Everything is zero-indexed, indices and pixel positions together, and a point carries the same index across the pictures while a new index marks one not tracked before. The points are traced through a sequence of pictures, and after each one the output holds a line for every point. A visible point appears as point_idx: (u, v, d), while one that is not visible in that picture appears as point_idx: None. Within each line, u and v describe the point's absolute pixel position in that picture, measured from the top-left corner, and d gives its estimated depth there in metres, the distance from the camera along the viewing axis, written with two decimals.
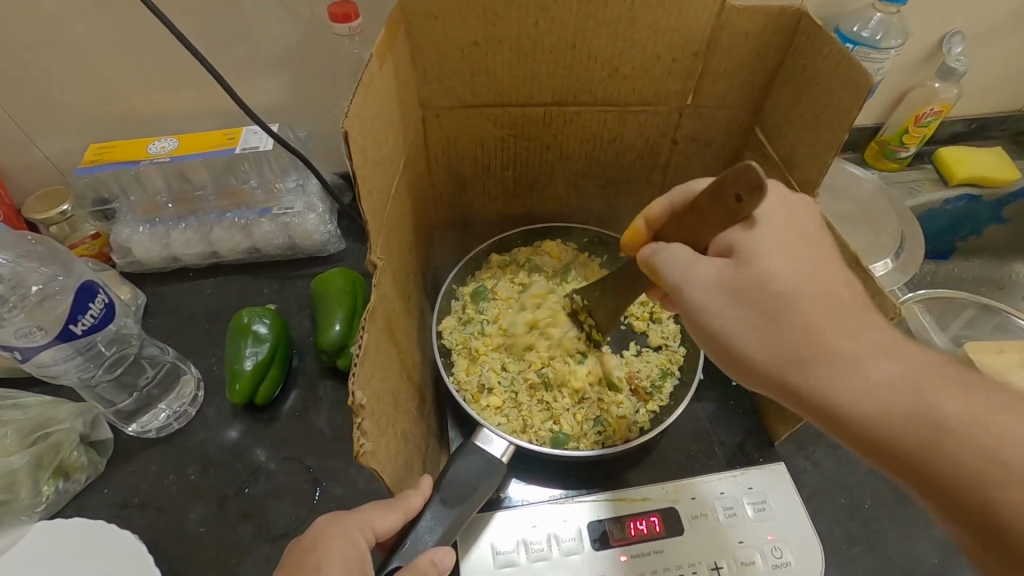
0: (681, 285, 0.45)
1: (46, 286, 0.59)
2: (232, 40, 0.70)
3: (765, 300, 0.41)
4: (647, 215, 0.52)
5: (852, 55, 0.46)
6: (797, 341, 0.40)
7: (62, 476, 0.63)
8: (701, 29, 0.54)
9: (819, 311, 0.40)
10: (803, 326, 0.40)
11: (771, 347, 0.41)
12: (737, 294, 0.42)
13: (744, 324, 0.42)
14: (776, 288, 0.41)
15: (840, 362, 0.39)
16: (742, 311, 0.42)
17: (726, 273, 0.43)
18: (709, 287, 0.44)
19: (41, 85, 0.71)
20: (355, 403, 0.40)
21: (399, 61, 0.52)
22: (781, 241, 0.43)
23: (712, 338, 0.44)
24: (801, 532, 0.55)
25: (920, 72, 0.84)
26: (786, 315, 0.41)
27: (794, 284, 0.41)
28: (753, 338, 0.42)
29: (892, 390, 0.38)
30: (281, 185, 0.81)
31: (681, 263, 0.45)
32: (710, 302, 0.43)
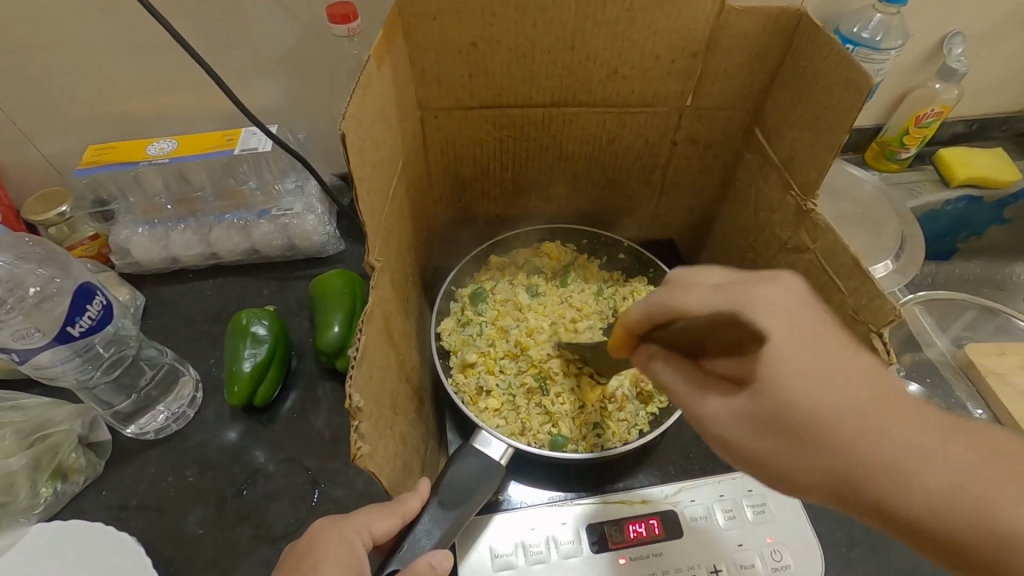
0: (698, 414, 0.40)
1: (43, 288, 0.59)
2: (231, 41, 0.70)
3: (793, 428, 0.33)
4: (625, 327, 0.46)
5: (852, 56, 0.46)
6: (848, 477, 0.32)
7: (60, 478, 0.63)
8: (701, 29, 0.54)
9: (850, 421, 0.32)
10: (842, 449, 0.32)
11: (813, 476, 0.33)
12: (758, 424, 0.35)
13: (770, 454, 0.35)
14: (795, 408, 0.33)
15: (893, 482, 0.30)
16: (767, 438, 0.35)
17: (739, 403, 0.36)
18: (731, 417, 0.37)
19: (40, 86, 0.71)
20: (353, 405, 0.39)
21: (397, 62, 0.51)
22: (791, 352, 0.34)
23: (749, 465, 0.37)
24: (801, 535, 0.55)
25: (920, 73, 0.83)
26: (812, 439, 0.33)
27: (809, 394, 0.33)
28: (791, 468, 0.34)
29: (974, 509, 0.29)
30: (281, 186, 0.81)
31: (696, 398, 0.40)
32: (737, 436, 0.37)
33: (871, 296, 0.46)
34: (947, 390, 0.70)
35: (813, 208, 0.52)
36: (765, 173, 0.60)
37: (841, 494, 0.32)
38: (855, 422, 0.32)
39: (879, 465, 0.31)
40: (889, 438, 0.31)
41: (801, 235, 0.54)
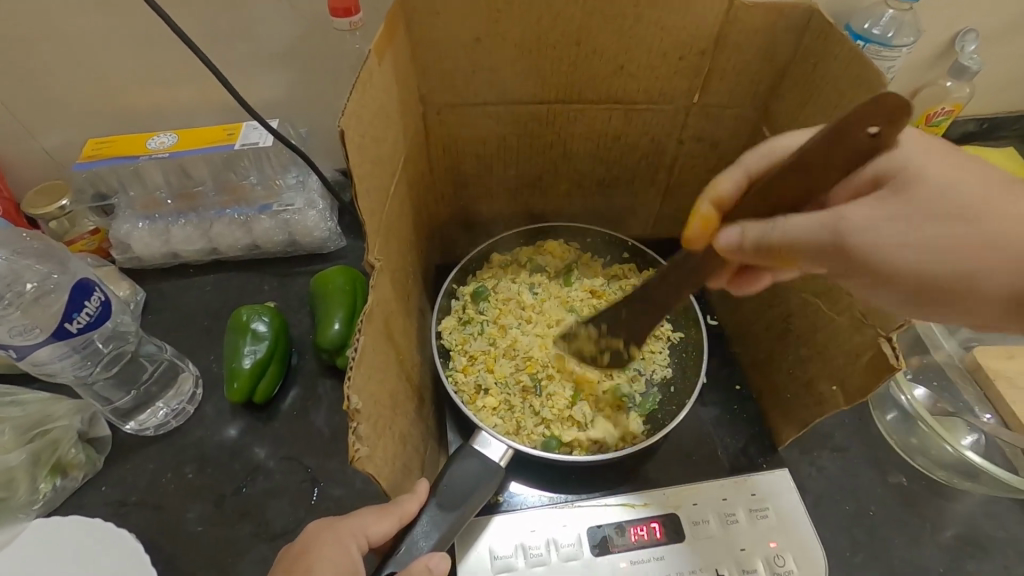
0: (843, 239, 0.39)
1: (40, 284, 0.58)
2: (234, 35, 0.69)
3: (953, 213, 0.39)
4: (716, 198, 0.46)
5: (865, 53, 0.45)
6: (1010, 239, 0.38)
7: (59, 473, 0.63)
8: (709, 26, 0.53)
9: (1014, 206, 0.39)
10: (999, 225, 0.38)
11: (985, 253, 0.38)
12: (919, 217, 0.39)
13: (936, 249, 0.39)
14: (953, 194, 0.39)
15: None
16: (942, 225, 0.39)
17: (886, 205, 0.40)
18: (877, 224, 0.39)
19: (41, 80, 0.70)
20: (351, 407, 0.39)
21: (399, 56, 0.51)
22: (927, 160, 0.40)
23: (916, 281, 0.39)
24: (804, 540, 0.55)
25: (931, 71, 0.82)
26: (980, 220, 0.38)
27: (959, 189, 0.39)
28: (954, 249, 0.38)
29: None
30: (282, 181, 0.80)
31: (819, 226, 0.39)
32: (892, 239, 0.39)
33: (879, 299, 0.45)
34: (954, 393, 0.67)
35: None
36: None
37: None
38: (999, 206, 0.39)
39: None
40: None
41: None
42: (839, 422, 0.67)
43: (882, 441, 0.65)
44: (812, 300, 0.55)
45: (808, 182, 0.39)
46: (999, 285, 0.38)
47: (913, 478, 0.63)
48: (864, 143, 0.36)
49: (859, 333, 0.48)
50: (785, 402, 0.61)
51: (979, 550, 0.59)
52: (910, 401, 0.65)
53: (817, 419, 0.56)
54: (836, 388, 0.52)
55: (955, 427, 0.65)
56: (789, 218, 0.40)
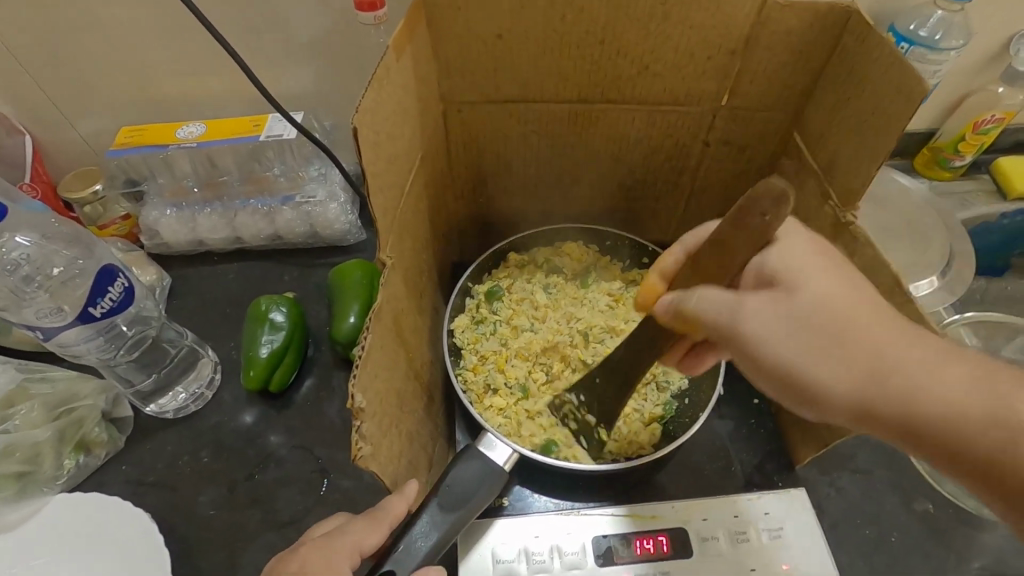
0: (738, 325, 0.41)
1: (67, 268, 0.60)
2: (262, 28, 0.70)
3: (824, 330, 0.39)
4: (663, 271, 0.50)
5: (905, 56, 0.43)
6: (867, 362, 0.38)
7: (83, 451, 0.65)
8: (740, 27, 0.51)
9: (875, 330, 0.39)
10: (866, 347, 0.39)
11: (838, 372, 0.39)
12: (797, 323, 0.40)
13: (800, 354, 0.40)
14: (830, 308, 0.39)
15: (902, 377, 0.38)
16: (802, 335, 0.40)
17: (774, 304, 0.40)
18: (764, 318, 0.40)
19: (79, 70, 0.72)
20: (355, 406, 0.39)
21: (419, 52, 0.50)
22: (817, 268, 0.41)
23: (781, 376, 0.41)
24: (818, 564, 0.53)
25: (983, 75, 0.78)
26: (839, 339, 0.39)
27: (831, 302, 0.39)
28: (806, 351, 0.40)
29: (960, 407, 0.36)
30: (304, 173, 0.81)
31: (723, 308, 0.41)
32: (769, 333, 0.40)
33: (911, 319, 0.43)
34: None
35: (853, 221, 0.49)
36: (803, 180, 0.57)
37: (869, 387, 0.38)
38: (866, 323, 0.39)
39: (891, 362, 0.38)
40: (898, 345, 0.38)
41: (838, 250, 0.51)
42: (864, 442, 0.64)
43: (910, 466, 0.62)
44: None
45: (725, 259, 0.40)
46: (843, 396, 0.39)
47: (940, 506, 0.60)
48: (759, 228, 0.37)
49: None
50: (805, 418, 0.59)
51: None
52: None
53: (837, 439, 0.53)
54: None
55: None
56: (701, 294, 0.42)
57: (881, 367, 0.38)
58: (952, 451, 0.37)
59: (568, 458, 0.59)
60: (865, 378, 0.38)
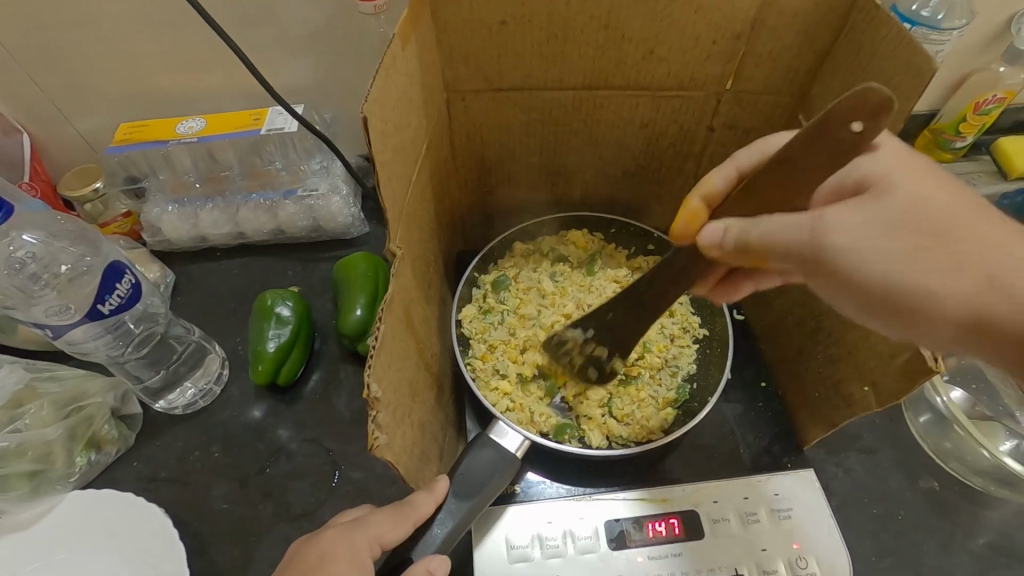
0: (820, 237, 0.40)
1: (74, 266, 0.60)
2: (260, 20, 0.69)
3: (928, 233, 0.40)
4: (706, 194, 0.50)
5: (913, 36, 0.42)
6: (975, 264, 0.39)
7: (94, 448, 0.65)
8: (745, 9, 0.51)
9: (978, 229, 0.40)
10: (969, 247, 0.40)
11: (950, 273, 0.39)
12: (901, 224, 0.40)
13: (902, 260, 0.40)
14: (930, 213, 0.41)
15: (1016, 278, 0.39)
16: (907, 233, 0.40)
17: (869, 209, 0.41)
18: (868, 224, 0.41)
19: (76, 66, 0.72)
20: (370, 395, 0.39)
21: (423, 41, 0.50)
22: (903, 172, 0.42)
23: (883, 284, 0.41)
24: (827, 543, 0.53)
25: (984, 55, 0.77)
26: (947, 239, 0.40)
27: (929, 203, 0.41)
28: (907, 254, 0.40)
29: None
30: (306, 167, 0.80)
31: (798, 226, 0.41)
32: (864, 242, 0.40)
33: None
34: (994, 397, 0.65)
35: None
36: None
37: (984, 289, 0.39)
38: (965, 226, 0.40)
39: (994, 261, 0.39)
40: (1003, 244, 0.40)
41: None
42: (870, 422, 0.65)
43: (916, 445, 0.63)
44: None
45: (792, 175, 0.40)
46: (953, 300, 0.39)
47: (946, 485, 0.60)
48: (846, 141, 0.37)
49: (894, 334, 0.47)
50: (813, 401, 0.59)
51: (1015, 561, 0.56)
52: (947, 403, 0.61)
53: (846, 420, 0.54)
54: (868, 389, 0.50)
55: (994, 433, 0.62)
56: (769, 220, 0.41)
57: (990, 269, 0.39)
58: None
59: (575, 443, 0.61)
60: (976, 281, 0.39)
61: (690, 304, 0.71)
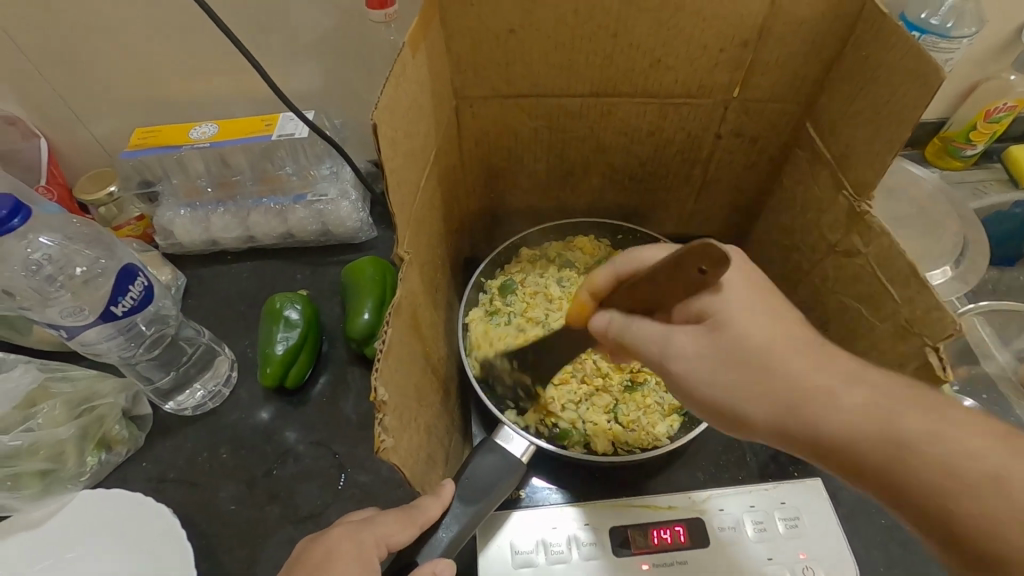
0: (665, 358, 0.45)
1: (89, 268, 0.61)
2: (272, 28, 0.71)
3: (742, 360, 0.42)
4: (593, 289, 0.50)
5: (921, 45, 0.43)
6: (782, 390, 0.40)
7: (104, 448, 0.66)
8: (753, 18, 0.51)
9: (794, 361, 0.41)
10: (780, 379, 0.40)
11: (762, 402, 0.41)
12: (720, 358, 0.43)
13: (723, 384, 0.42)
14: (745, 345, 0.42)
15: (823, 403, 0.39)
16: (726, 369, 0.42)
17: (701, 340, 0.43)
18: (694, 353, 0.44)
19: (94, 72, 0.73)
20: (377, 399, 0.39)
21: (433, 48, 0.50)
22: (744, 304, 0.43)
23: (709, 400, 0.43)
24: (834, 553, 0.53)
25: (994, 63, 0.77)
26: (759, 370, 0.41)
27: (756, 335, 0.42)
28: (726, 382, 0.42)
29: (857, 424, 0.37)
30: (316, 172, 0.81)
31: (653, 339, 0.45)
32: (695, 370, 0.44)
33: (928, 307, 0.43)
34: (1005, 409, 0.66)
35: (867, 209, 0.49)
36: (816, 170, 0.58)
37: (787, 417, 0.40)
38: (787, 355, 0.41)
39: (805, 386, 0.40)
40: (821, 372, 0.40)
41: (851, 237, 0.52)
42: None
43: None
44: (852, 307, 0.54)
45: (658, 292, 0.43)
46: (766, 424, 0.41)
47: None
48: (696, 280, 0.39)
49: (903, 342, 0.47)
50: None
51: None
52: None
53: None
54: None
55: None
56: (639, 322, 0.46)
57: (796, 397, 0.40)
58: (860, 471, 0.37)
59: (580, 449, 0.60)
60: (782, 408, 0.40)
61: None
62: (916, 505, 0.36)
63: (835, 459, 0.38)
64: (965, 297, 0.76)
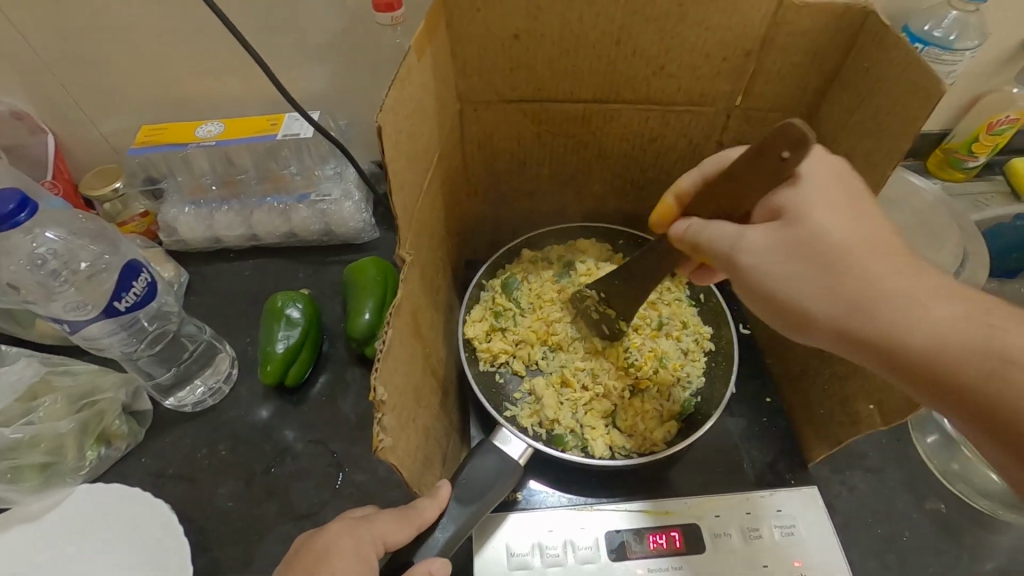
0: (734, 251, 0.44)
1: (93, 263, 0.61)
2: (281, 29, 0.71)
3: (822, 258, 0.41)
4: (679, 193, 0.53)
5: (922, 58, 0.43)
6: (859, 290, 0.39)
7: (104, 443, 0.66)
8: (756, 27, 0.52)
9: (878, 263, 0.39)
10: (863, 277, 0.39)
11: (831, 298, 0.40)
12: (792, 252, 0.42)
13: (792, 281, 0.42)
14: (825, 240, 0.41)
15: (908, 308, 0.38)
16: (797, 263, 0.42)
17: (775, 234, 0.43)
18: (767, 247, 0.43)
19: (102, 69, 0.74)
20: (376, 398, 0.40)
21: (438, 52, 0.51)
22: (824, 202, 0.42)
23: (774, 292, 0.43)
24: (830, 562, 0.53)
25: (997, 76, 0.78)
26: (838, 266, 0.40)
27: (839, 233, 0.41)
28: (799, 277, 0.42)
29: (948, 332, 0.36)
30: (320, 172, 0.82)
31: (729, 232, 0.45)
32: (764, 262, 0.43)
33: None
34: None
35: None
36: None
37: (856, 314, 0.39)
38: (875, 259, 0.40)
39: (886, 289, 0.38)
40: (912, 280, 0.38)
41: None
42: (876, 442, 0.64)
43: (922, 465, 0.62)
44: None
45: (739, 193, 0.44)
46: (832, 320, 0.40)
47: (954, 507, 0.60)
48: (780, 165, 0.40)
49: None
50: (819, 418, 0.59)
51: None
52: None
53: (851, 437, 0.53)
54: (874, 408, 0.50)
55: None
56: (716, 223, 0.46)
57: (873, 296, 0.39)
58: (937, 378, 0.36)
59: (578, 452, 0.60)
60: (854, 305, 0.39)
61: (699, 316, 0.71)
62: (991, 418, 0.35)
63: (903, 360, 0.38)
64: (966, 308, 0.76)
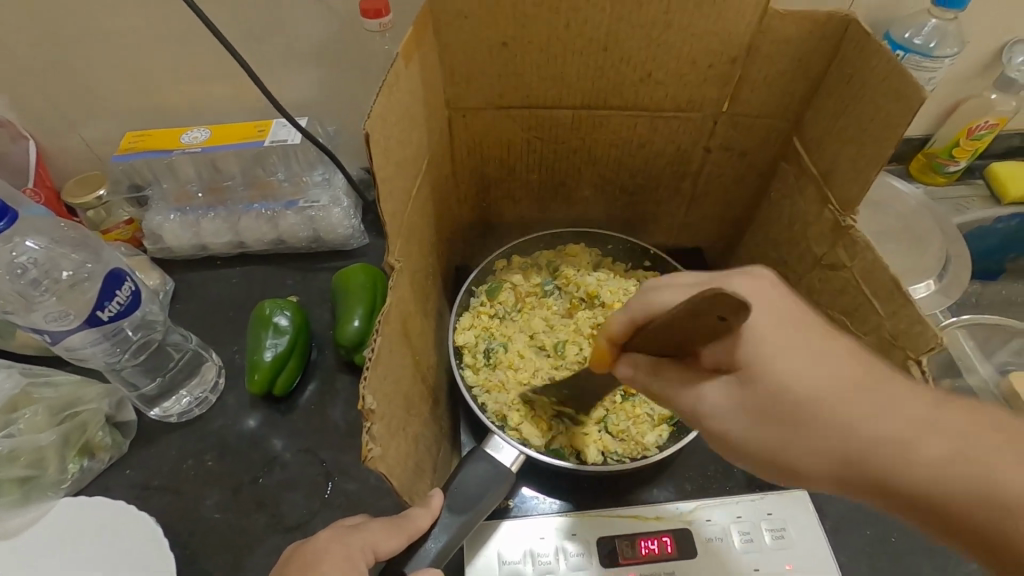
0: (699, 415, 0.45)
1: (75, 272, 0.60)
2: (267, 35, 0.71)
3: (793, 415, 0.41)
4: (609, 336, 0.49)
5: (904, 66, 0.44)
6: (839, 445, 0.39)
7: (87, 455, 0.65)
8: (741, 35, 0.52)
9: (846, 408, 0.40)
10: (836, 429, 0.39)
11: (820, 459, 0.40)
12: (765, 412, 0.42)
13: (773, 442, 0.41)
14: (787, 397, 0.41)
15: (890, 453, 0.38)
16: (774, 424, 0.41)
17: (737, 394, 0.43)
18: (736, 410, 0.43)
19: (85, 75, 0.73)
20: (365, 407, 0.39)
21: (426, 59, 0.51)
22: (771, 346, 0.42)
23: (761, 458, 0.42)
24: (821, 564, 0.53)
25: (975, 82, 0.79)
26: (807, 424, 0.40)
27: (797, 385, 0.41)
28: (775, 439, 0.41)
29: (940, 472, 0.36)
30: (308, 178, 0.81)
31: (689, 394, 0.45)
32: (739, 426, 0.43)
33: (911, 321, 0.44)
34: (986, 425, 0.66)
35: (852, 224, 0.50)
36: (802, 185, 0.59)
37: (846, 470, 0.39)
38: (840, 410, 0.40)
39: (871, 438, 0.38)
40: (885, 418, 0.39)
41: (837, 250, 0.53)
42: None
43: None
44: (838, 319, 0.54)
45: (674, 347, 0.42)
46: (825, 477, 0.40)
47: None
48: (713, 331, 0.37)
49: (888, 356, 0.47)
50: None
51: None
52: None
53: None
54: None
55: None
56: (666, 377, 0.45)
57: (856, 448, 0.39)
58: (951, 524, 0.36)
59: (573, 459, 0.60)
60: (847, 463, 0.39)
61: None
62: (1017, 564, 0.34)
63: (912, 511, 0.37)
64: (949, 310, 0.77)
